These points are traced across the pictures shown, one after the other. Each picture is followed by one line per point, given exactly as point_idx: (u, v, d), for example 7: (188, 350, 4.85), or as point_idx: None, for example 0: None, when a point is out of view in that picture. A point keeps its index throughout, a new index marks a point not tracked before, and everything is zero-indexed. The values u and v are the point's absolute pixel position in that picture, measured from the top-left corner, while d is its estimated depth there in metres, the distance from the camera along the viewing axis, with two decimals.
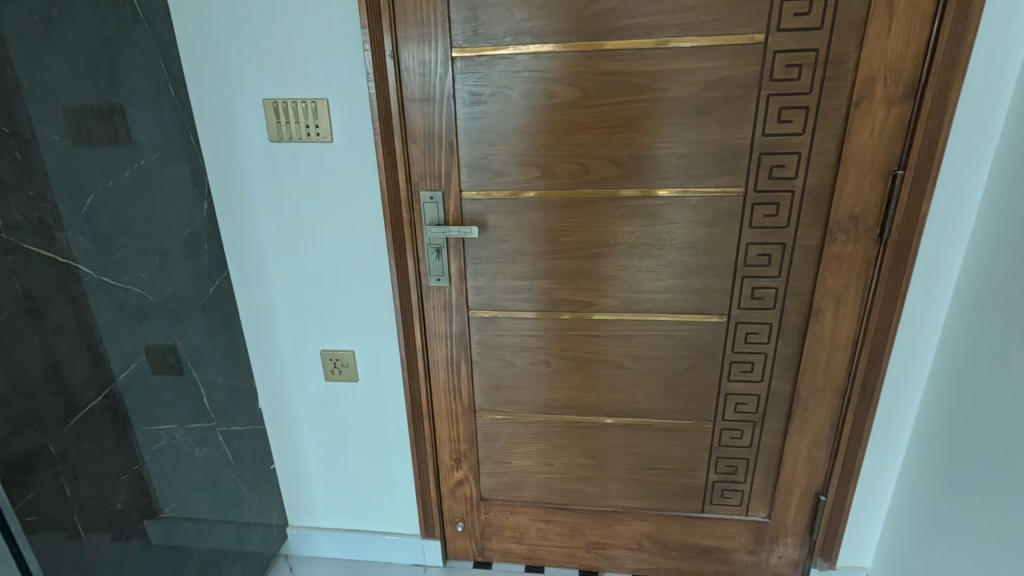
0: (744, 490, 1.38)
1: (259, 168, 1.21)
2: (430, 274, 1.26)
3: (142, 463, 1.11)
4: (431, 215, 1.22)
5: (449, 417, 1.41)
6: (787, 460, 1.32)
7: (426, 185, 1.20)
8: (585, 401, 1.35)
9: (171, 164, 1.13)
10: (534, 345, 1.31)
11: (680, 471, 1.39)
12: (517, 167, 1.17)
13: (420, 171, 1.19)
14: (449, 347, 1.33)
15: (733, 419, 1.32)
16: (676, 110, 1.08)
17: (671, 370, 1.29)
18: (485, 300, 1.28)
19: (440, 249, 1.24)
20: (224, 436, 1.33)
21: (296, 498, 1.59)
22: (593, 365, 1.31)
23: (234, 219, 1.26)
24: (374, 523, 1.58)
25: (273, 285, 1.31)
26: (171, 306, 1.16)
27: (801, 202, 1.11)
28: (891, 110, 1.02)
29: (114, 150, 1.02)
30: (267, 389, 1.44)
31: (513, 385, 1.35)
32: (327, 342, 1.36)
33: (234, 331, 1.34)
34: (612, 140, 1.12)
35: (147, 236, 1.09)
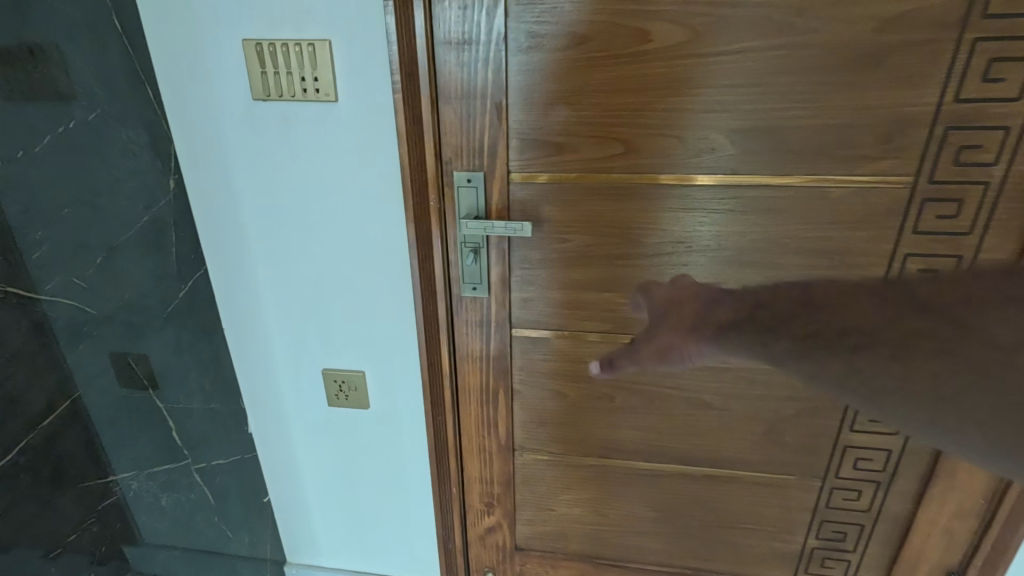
0: (852, 561, 1.09)
1: (240, 136, 0.91)
2: (463, 282, 0.97)
3: (82, 529, 0.84)
4: (466, 204, 0.91)
5: (480, 454, 1.13)
6: (917, 532, 1.02)
7: (462, 163, 0.89)
8: (655, 446, 1.06)
9: (118, 128, 0.83)
10: (593, 374, 1.02)
11: (770, 533, 1.10)
12: (585, 141, 0.85)
13: (453, 144, 0.88)
14: (485, 372, 1.05)
15: (849, 476, 1.02)
16: (826, 64, 0.75)
17: (774, 413, 0.99)
18: (533, 316, 0.99)
19: (477, 249, 0.93)
20: (201, 475, 1.06)
21: (295, 534, 1.34)
22: (670, 404, 1.02)
23: (210, 203, 0.97)
24: (387, 565, 1.33)
25: (262, 288, 1.03)
26: (122, 318, 0.88)
27: (993, 202, 0.78)
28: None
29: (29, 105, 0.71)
30: (258, 412, 1.17)
31: (564, 421, 1.07)
32: (331, 359, 1.09)
33: (215, 344, 1.06)
34: (726, 105, 0.80)
35: (84, 227, 0.80)
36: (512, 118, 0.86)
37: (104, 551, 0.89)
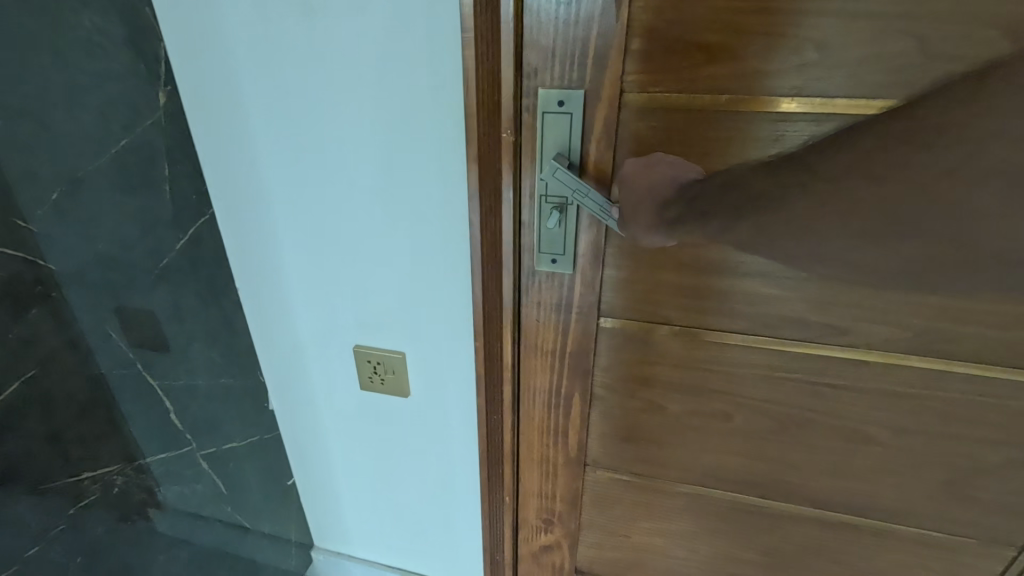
0: None
1: (248, 31, 0.66)
2: (540, 252, 0.70)
3: (47, 541, 0.67)
4: (555, 139, 0.63)
5: (540, 465, 0.89)
6: None
7: (553, 77, 0.61)
8: (779, 480, 0.79)
9: (75, 12, 0.60)
10: (708, 384, 0.75)
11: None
12: (748, 38, 0.55)
13: (543, 46, 0.60)
14: (556, 370, 0.79)
15: None
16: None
17: (969, 458, 0.71)
18: (631, 303, 0.72)
19: (564, 206, 0.66)
20: (210, 462, 0.90)
21: (324, 520, 1.18)
22: (813, 433, 0.74)
23: (216, 126, 0.73)
24: (424, 565, 1.16)
25: (279, 241, 0.81)
26: (97, 276, 0.68)
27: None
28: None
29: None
30: (281, 389, 0.98)
31: (657, 439, 0.81)
32: (365, 335, 0.87)
33: (226, 309, 0.86)
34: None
35: (32, 152, 0.59)
36: (640, 3, 0.56)
37: (79, 562, 0.72)
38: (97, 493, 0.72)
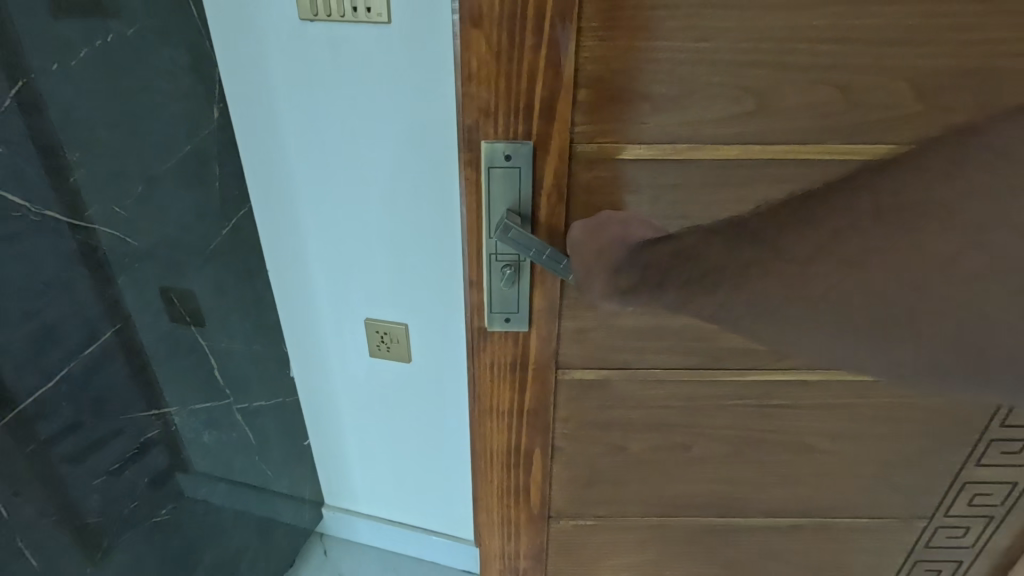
0: None
1: (287, 62, 0.84)
2: (491, 312, 0.64)
3: (125, 462, 0.84)
4: (504, 195, 0.57)
5: (501, 527, 0.79)
6: None
7: (499, 126, 0.54)
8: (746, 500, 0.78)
9: (157, 46, 0.78)
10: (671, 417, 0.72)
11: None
12: (694, 91, 0.53)
13: (482, 97, 0.53)
14: (512, 427, 0.71)
15: None
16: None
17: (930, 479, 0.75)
18: (594, 353, 0.67)
19: (516, 264, 0.61)
20: (243, 416, 1.07)
21: (334, 480, 1.34)
22: (789, 458, 0.74)
23: (257, 138, 0.90)
24: (424, 519, 1.32)
25: (303, 230, 0.98)
26: (163, 254, 0.85)
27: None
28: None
29: (64, 18, 0.67)
30: (301, 360, 1.15)
31: (627, 480, 0.77)
32: (374, 310, 1.04)
33: (257, 287, 1.03)
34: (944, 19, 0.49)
35: (121, 153, 0.76)
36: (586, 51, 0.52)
37: (147, 482, 0.88)
38: (160, 427, 0.89)
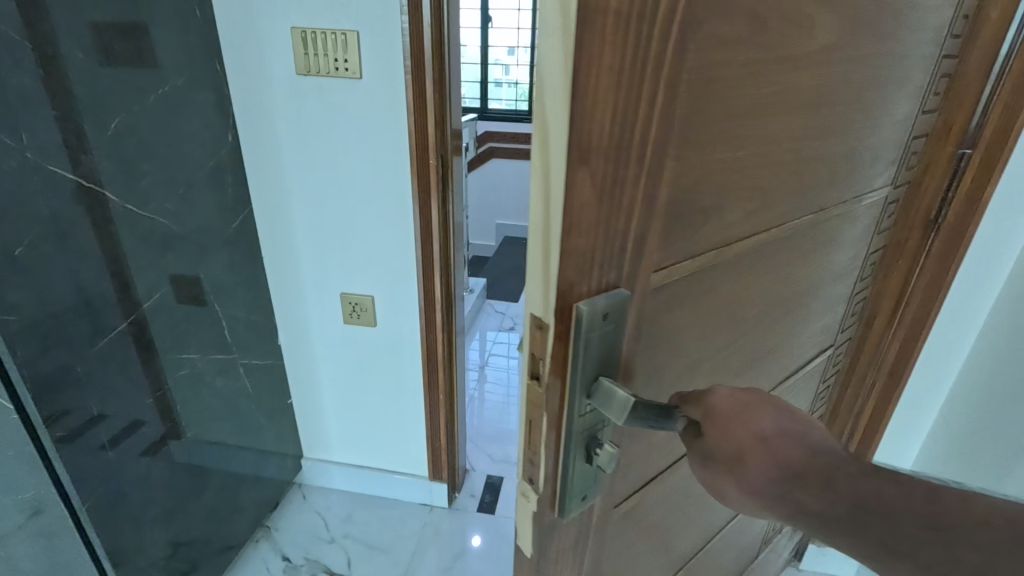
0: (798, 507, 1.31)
1: (285, 103, 1.19)
2: (569, 497, 0.46)
3: (164, 389, 1.14)
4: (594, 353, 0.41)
5: None
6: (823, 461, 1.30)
7: (595, 281, 0.39)
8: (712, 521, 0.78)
9: (196, 91, 1.11)
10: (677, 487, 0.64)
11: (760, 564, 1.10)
12: (733, 194, 0.46)
13: (581, 253, 0.38)
14: None
15: None
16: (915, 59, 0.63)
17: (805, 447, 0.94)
18: (636, 478, 0.55)
19: (596, 433, 0.44)
20: (243, 369, 1.37)
21: (311, 433, 1.64)
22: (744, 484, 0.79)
23: (263, 155, 1.26)
24: (386, 462, 1.64)
25: (296, 223, 1.32)
26: (194, 238, 1.16)
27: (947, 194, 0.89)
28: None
29: (110, 66, 0.92)
30: (288, 328, 1.47)
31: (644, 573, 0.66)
32: (348, 285, 1.38)
33: (255, 267, 1.36)
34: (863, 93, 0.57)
35: (171, 165, 1.08)
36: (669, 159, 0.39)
37: (177, 408, 1.18)
38: (188, 367, 1.20)
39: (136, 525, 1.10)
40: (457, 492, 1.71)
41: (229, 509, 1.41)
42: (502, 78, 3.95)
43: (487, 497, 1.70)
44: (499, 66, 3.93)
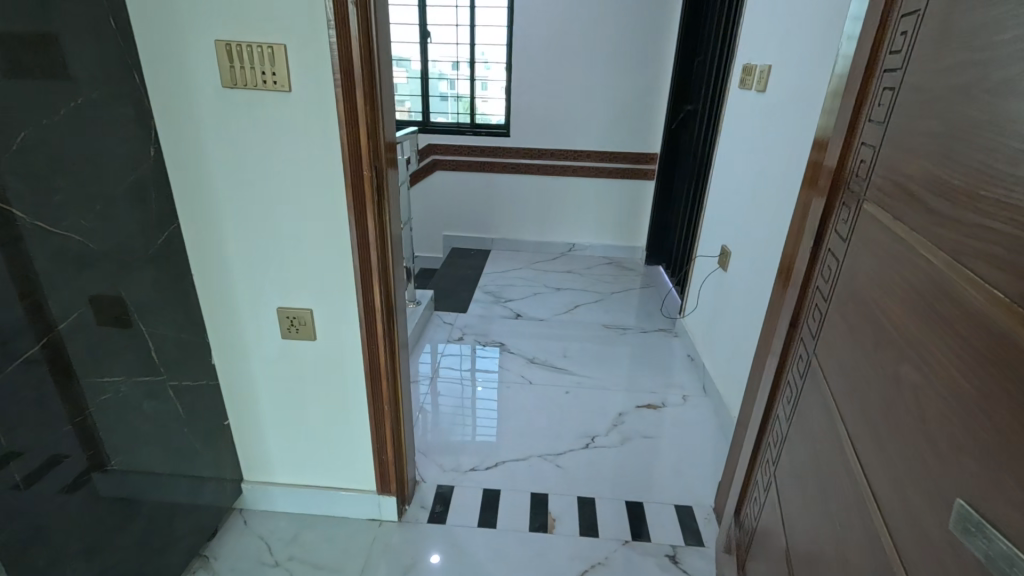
0: (741, 496, 1.41)
1: (210, 115, 1.17)
2: None
3: (85, 414, 1.08)
4: None
5: None
6: (748, 450, 1.41)
7: None
8: (846, 550, 0.78)
9: (113, 104, 1.07)
10: (910, 550, 0.62)
11: (758, 565, 1.19)
12: None
13: None
14: None
15: (754, 426, 1.36)
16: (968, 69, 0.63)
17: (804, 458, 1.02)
18: None
19: None
20: (173, 391, 1.32)
21: (251, 455, 1.59)
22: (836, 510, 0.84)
23: (188, 170, 1.23)
24: (330, 479, 1.61)
25: (228, 239, 1.30)
26: (114, 256, 1.11)
27: (850, 191, 0.98)
28: (835, 93, 1.13)
29: (13, 75, 0.87)
30: (221, 346, 1.43)
31: None
32: (283, 299, 1.36)
33: (184, 285, 1.32)
34: (1006, 118, 0.54)
35: (87, 181, 1.03)
36: None
37: (100, 435, 1.12)
38: (111, 391, 1.14)
39: (55, 563, 1.03)
40: (408, 505, 1.69)
41: (163, 539, 1.34)
42: (447, 92, 3.96)
43: (438, 507, 1.70)
44: (445, 80, 3.94)
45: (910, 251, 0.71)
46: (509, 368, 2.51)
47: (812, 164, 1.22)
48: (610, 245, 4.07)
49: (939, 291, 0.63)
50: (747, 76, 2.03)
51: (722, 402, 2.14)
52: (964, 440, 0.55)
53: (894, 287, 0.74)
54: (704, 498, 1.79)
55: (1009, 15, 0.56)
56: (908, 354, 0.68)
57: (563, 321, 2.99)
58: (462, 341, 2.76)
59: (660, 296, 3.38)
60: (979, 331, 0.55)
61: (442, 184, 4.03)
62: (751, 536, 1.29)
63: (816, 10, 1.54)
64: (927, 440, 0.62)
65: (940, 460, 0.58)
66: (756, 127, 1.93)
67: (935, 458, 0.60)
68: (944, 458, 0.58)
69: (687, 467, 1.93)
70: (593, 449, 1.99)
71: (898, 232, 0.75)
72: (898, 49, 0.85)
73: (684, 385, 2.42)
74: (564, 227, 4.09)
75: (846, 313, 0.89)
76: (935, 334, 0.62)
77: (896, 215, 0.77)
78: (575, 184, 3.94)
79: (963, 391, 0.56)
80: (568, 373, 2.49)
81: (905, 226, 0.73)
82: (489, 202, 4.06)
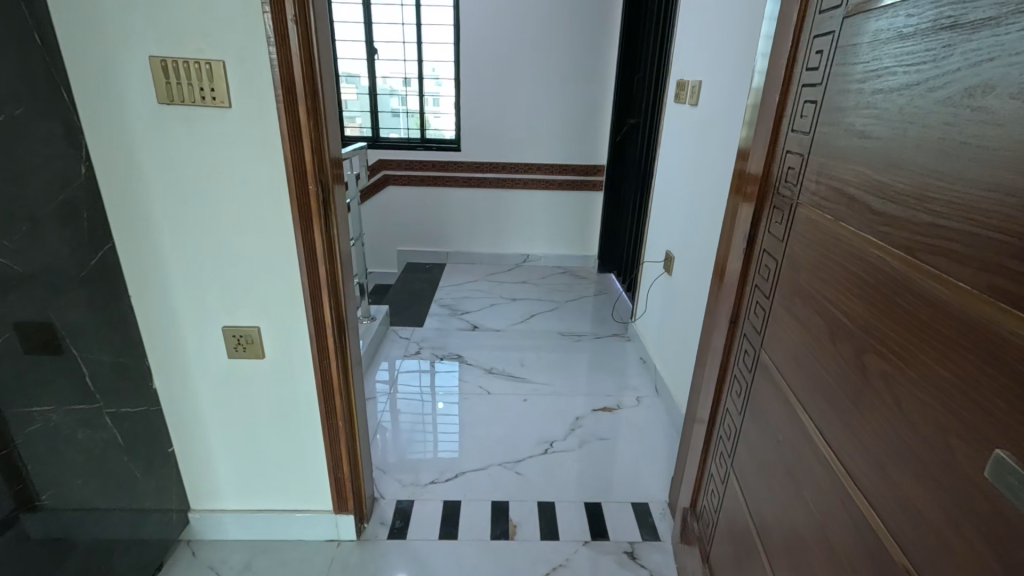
0: (697, 487, 1.47)
1: (145, 132, 1.15)
2: None
3: (11, 447, 1.02)
4: None
5: None
6: (698, 443, 1.48)
7: None
8: (825, 534, 0.81)
9: (41, 120, 1.04)
10: (902, 528, 0.64)
11: (726, 557, 1.22)
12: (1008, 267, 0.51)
13: None
14: None
15: (705, 419, 1.43)
16: (892, 88, 0.70)
17: (761, 446, 1.07)
18: None
19: None
20: (111, 418, 1.26)
21: (199, 482, 1.53)
22: (805, 494, 0.88)
23: (122, 187, 1.19)
24: (283, 501, 1.57)
25: (169, 258, 1.26)
26: (43, 278, 1.06)
27: (780, 195, 1.06)
28: (753, 107, 1.23)
29: None
30: (163, 369, 1.38)
31: None
32: (228, 318, 1.33)
33: (122, 307, 1.27)
34: (946, 127, 0.60)
35: (12, 201, 0.99)
36: None
37: (27, 470, 1.06)
38: (41, 422, 1.08)
39: None
40: (366, 522, 1.67)
41: None
42: (398, 108, 3.97)
43: (398, 523, 1.68)
44: (395, 96, 3.95)
45: (859, 249, 0.76)
46: (468, 380, 2.52)
47: (737, 172, 1.32)
48: (563, 255, 4.16)
49: (894, 282, 0.68)
50: (681, 91, 2.16)
51: (673, 400, 2.22)
52: (945, 421, 0.58)
53: (846, 280, 0.79)
54: (660, 494, 1.86)
55: (936, 38, 0.62)
56: (871, 344, 0.72)
57: (519, 331, 3.03)
58: (419, 354, 2.75)
59: (612, 302, 3.49)
60: (941, 316, 0.59)
61: (395, 199, 4.02)
62: (711, 528, 1.34)
63: (736, 29, 1.66)
64: (903, 422, 0.65)
65: (919, 440, 0.62)
66: (691, 138, 2.05)
67: (916, 440, 0.63)
68: (924, 438, 0.61)
69: (643, 465, 1.99)
70: (552, 454, 2.02)
71: (842, 231, 0.81)
72: (814, 67, 0.94)
73: (638, 386, 2.50)
74: (519, 238, 4.15)
75: (797, 308, 0.95)
76: (899, 325, 0.66)
77: (836, 216, 0.83)
78: (527, 197, 4.02)
79: (938, 376, 0.59)
80: (526, 381, 2.52)
81: (850, 227, 0.79)
82: (443, 216, 4.08)
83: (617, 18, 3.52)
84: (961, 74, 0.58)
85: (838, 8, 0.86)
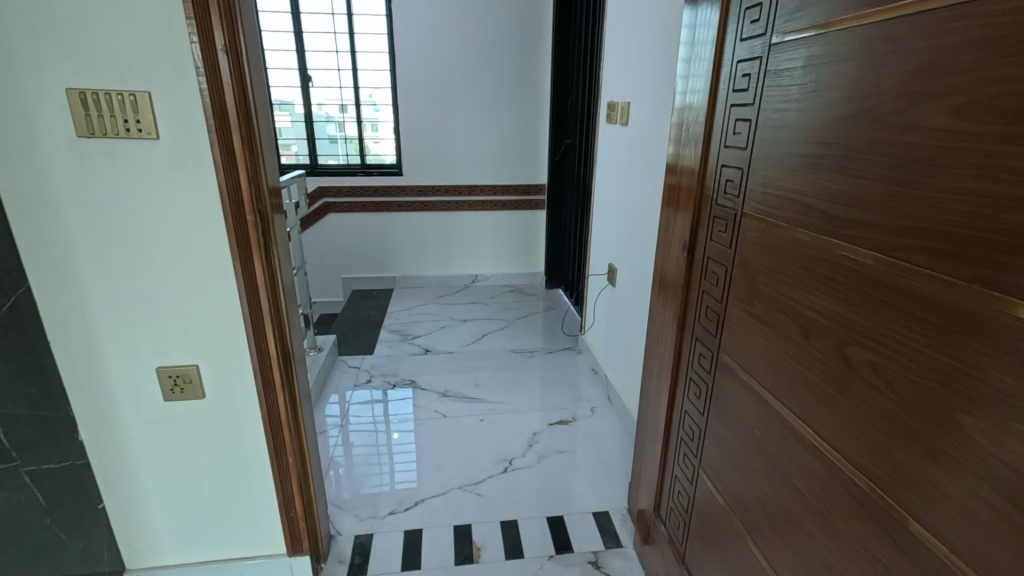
0: (661, 490, 1.51)
1: (64, 167, 1.09)
2: None
3: None
4: None
5: None
6: (655, 446, 1.53)
7: None
8: (822, 515, 0.86)
9: None
10: (915, 502, 0.68)
11: (708, 554, 1.25)
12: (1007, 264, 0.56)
13: None
14: None
15: (661, 423, 1.48)
16: (838, 104, 0.77)
17: (734, 441, 1.13)
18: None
19: None
20: (31, 477, 1.16)
21: (134, 539, 1.42)
22: (794, 483, 0.93)
23: (37, 226, 1.12)
24: (232, 549, 1.47)
25: (93, 299, 1.19)
26: None
27: (719, 206, 1.15)
28: (677, 125, 1.33)
29: None
30: (89, 419, 1.28)
31: None
32: (163, 358, 1.26)
33: (41, 356, 1.18)
34: (905, 137, 0.67)
35: None
36: None
37: None
38: None
39: None
40: (323, 563, 1.59)
41: None
42: (336, 135, 3.92)
43: (358, 558, 1.62)
44: (332, 123, 3.90)
45: (822, 252, 0.83)
46: (423, 405, 2.48)
47: (667, 185, 1.42)
48: (510, 273, 4.22)
49: (868, 279, 0.74)
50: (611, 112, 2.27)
51: (625, 407, 2.29)
52: (949, 399, 0.63)
53: (811, 280, 0.86)
54: (619, 500, 1.90)
55: (880, 61, 0.70)
56: (849, 336, 0.78)
57: (472, 351, 3.03)
58: (370, 383, 2.68)
59: (560, 317, 3.57)
60: (925, 307, 0.65)
61: (337, 227, 3.95)
62: (683, 528, 1.38)
63: (655, 55, 1.79)
64: (902, 405, 0.70)
65: (918, 420, 0.67)
66: (622, 156, 2.16)
67: (919, 421, 0.67)
68: (922, 417, 0.67)
69: (601, 475, 2.03)
70: (511, 472, 2.02)
71: (801, 235, 0.87)
72: (742, 88, 1.03)
73: (590, 397, 2.56)
74: (464, 260, 4.18)
75: (761, 309, 1.01)
76: (880, 317, 0.72)
77: (790, 222, 0.90)
78: (471, 218, 4.06)
79: (934, 360, 0.65)
80: (480, 401, 2.52)
81: (808, 231, 0.86)
82: (387, 241, 4.04)
83: (547, 44, 3.67)
84: (911, 91, 0.65)
85: (762, 36, 0.96)
